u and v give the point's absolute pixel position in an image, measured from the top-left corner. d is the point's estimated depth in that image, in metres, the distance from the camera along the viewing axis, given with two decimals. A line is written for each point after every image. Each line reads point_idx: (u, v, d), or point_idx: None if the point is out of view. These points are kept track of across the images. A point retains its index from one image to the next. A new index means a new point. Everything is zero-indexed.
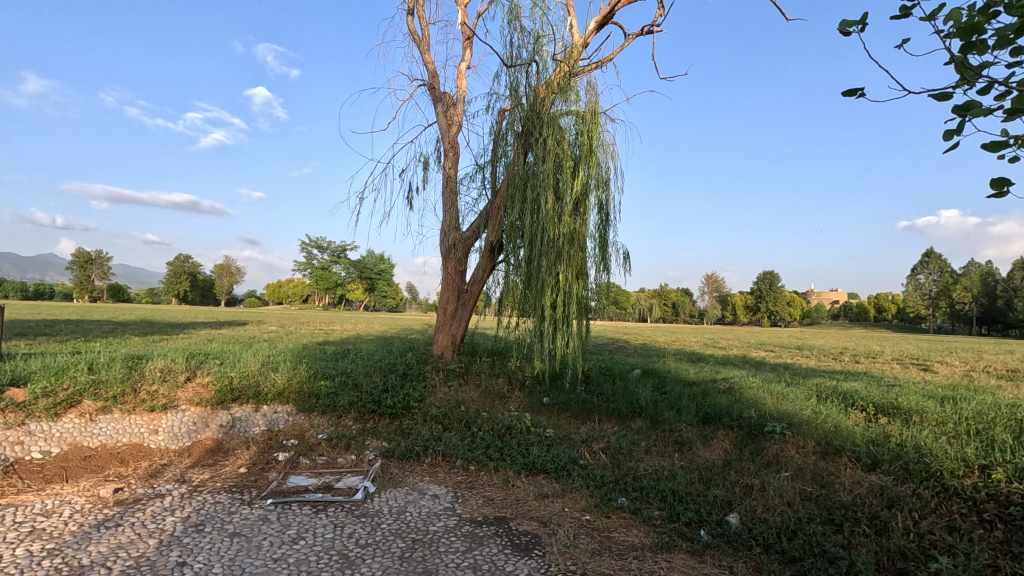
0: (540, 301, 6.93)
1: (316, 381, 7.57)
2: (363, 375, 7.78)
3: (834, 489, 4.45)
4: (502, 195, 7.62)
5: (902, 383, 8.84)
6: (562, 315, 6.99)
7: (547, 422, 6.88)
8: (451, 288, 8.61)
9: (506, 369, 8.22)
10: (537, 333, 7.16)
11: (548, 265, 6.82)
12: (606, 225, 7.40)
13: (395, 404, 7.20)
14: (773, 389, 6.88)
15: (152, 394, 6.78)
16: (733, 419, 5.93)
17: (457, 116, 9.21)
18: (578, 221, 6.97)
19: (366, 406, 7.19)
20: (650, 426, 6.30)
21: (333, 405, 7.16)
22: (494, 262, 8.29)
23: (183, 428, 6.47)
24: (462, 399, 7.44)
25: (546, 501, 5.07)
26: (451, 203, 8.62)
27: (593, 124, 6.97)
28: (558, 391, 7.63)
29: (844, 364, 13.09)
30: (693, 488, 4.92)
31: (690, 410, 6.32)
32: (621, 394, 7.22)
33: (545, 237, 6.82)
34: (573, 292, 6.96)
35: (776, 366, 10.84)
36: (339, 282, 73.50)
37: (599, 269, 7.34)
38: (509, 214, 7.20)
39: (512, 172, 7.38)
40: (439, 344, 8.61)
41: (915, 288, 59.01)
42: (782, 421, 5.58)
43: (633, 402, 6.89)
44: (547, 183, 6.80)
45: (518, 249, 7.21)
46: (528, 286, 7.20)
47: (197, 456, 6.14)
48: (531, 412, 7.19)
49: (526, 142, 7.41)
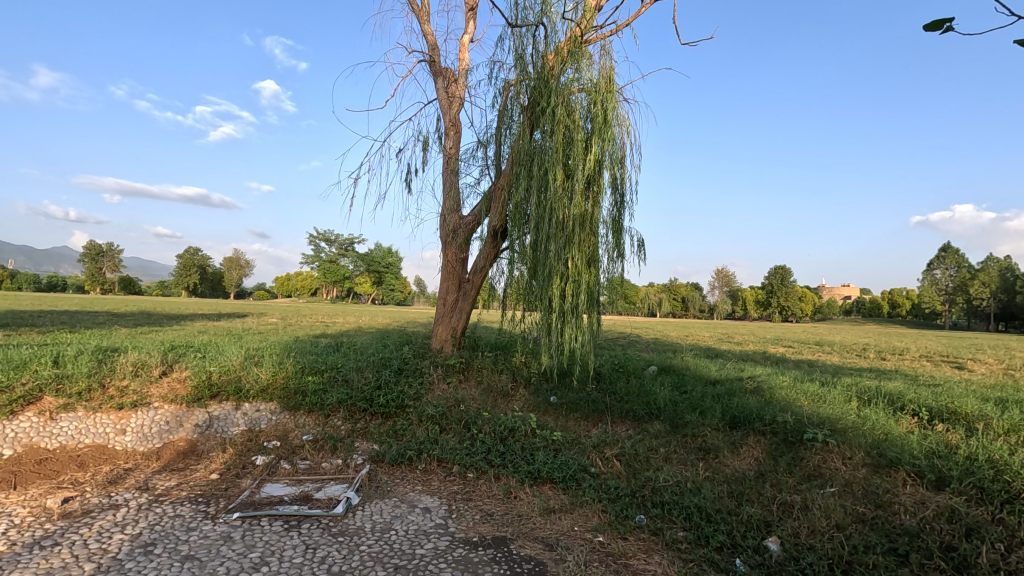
0: (547, 291, 6.28)
1: (304, 376, 6.96)
2: (355, 370, 7.16)
3: (894, 511, 3.78)
4: (507, 175, 6.95)
5: (943, 382, 8.08)
6: (572, 307, 6.34)
7: (554, 424, 6.25)
8: (452, 277, 7.97)
9: (510, 365, 7.56)
10: (544, 326, 6.50)
11: (557, 250, 6.13)
12: (620, 207, 6.69)
13: (389, 402, 6.62)
14: (808, 388, 6.16)
15: (122, 390, 6.21)
16: (765, 422, 5.19)
17: (459, 92, 8.52)
18: (589, 202, 6.28)
19: (356, 404, 6.60)
20: (669, 431, 5.64)
21: (320, 403, 6.58)
22: (498, 249, 7.62)
23: (154, 428, 5.89)
24: (462, 397, 6.82)
25: (552, 518, 4.43)
26: (452, 184, 7.96)
27: (608, 93, 6.25)
28: (567, 389, 6.95)
29: (871, 361, 12.31)
30: (723, 505, 4.26)
31: (715, 412, 5.61)
32: (637, 392, 6.54)
33: (553, 219, 6.12)
34: (584, 281, 6.29)
35: (800, 363, 10.10)
36: (346, 275, 73.09)
37: (613, 257, 6.67)
38: (515, 194, 6.53)
39: (517, 149, 6.70)
40: (438, 337, 7.98)
41: (932, 283, 57.67)
42: (824, 426, 4.86)
43: (650, 402, 6.22)
44: (556, 160, 6.11)
45: (524, 234, 6.56)
46: (536, 276, 6.56)
47: (166, 459, 5.54)
48: (536, 412, 6.54)
49: (533, 116, 6.72)
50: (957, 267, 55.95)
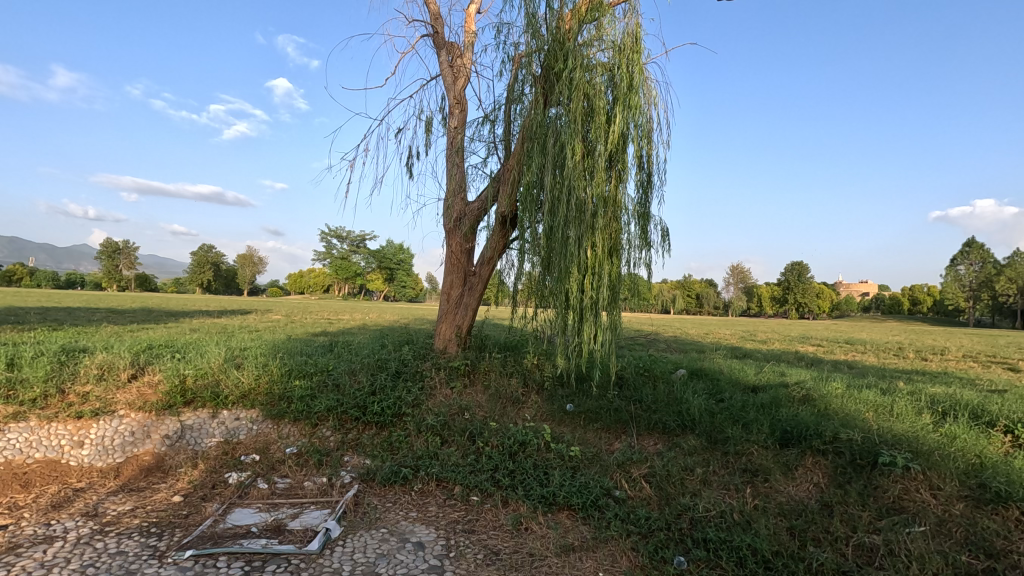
0: (563, 285, 5.49)
1: (290, 380, 6.23)
2: (347, 373, 6.41)
3: (1013, 565, 3.04)
4: (518, 154, 6.16)
5: (1010, 389, 7.14)
6: (593, 303, 5.53)
7: (571, 436, 5.48)
8: (456, 269, 7.18)
9: (521, 367, 6.77)
10: (560, 325, 5.72)
11: (575, 238, 5.33)
12: (647, 189, 5.87)
13: (384, 410, 5.89)
14: (866, 397, 5.31)
15: (83, 397, 5.53)
16: (825, 440, 4.35)
17: (465, 67, 7.73)
18: (612, 183, 5.47)
19: (347, 413, 5.87)
20: (707, 447, 4.84)
21: (307, 410, 5.86)
22: (508, 238, 6.82)
23: (115, 440, 5.20)
24: (467, 404, 6.07)
25: (572, 558, 3.64)
26: (456, 166, 7.17)
27: (635, 56, 5.42)
28: (585, 395, 6.15)
29: (910, 361, 11.36)
30: (784, 546, 3.46)
31: (761, 425, 4.76)
32: (665, 400, 5.71)
33: (570, 202, 5.32)
34: (605, 273, 5.48)
35: (838, 365, 9.19)
36: (357, 272, 72.72)
37: (639, 246, 5.86)
38: (526, 174, 5.73)
39: (528, 123, 5.88)
40: (441, 336, 7.20)
41: (956, 279, 55.88)
42: (901, 447, 4.02)
43: (682, 412, 5.40)
44: (574, 134, 5.31)
45: (536, 222, 5.77)
46: (551, 268, 5.77)
47: (126, 477, 4.84)
48: (550, 423, 5.77)
49: (547, 86, 5.91)
50: (982, 262, 54.16)
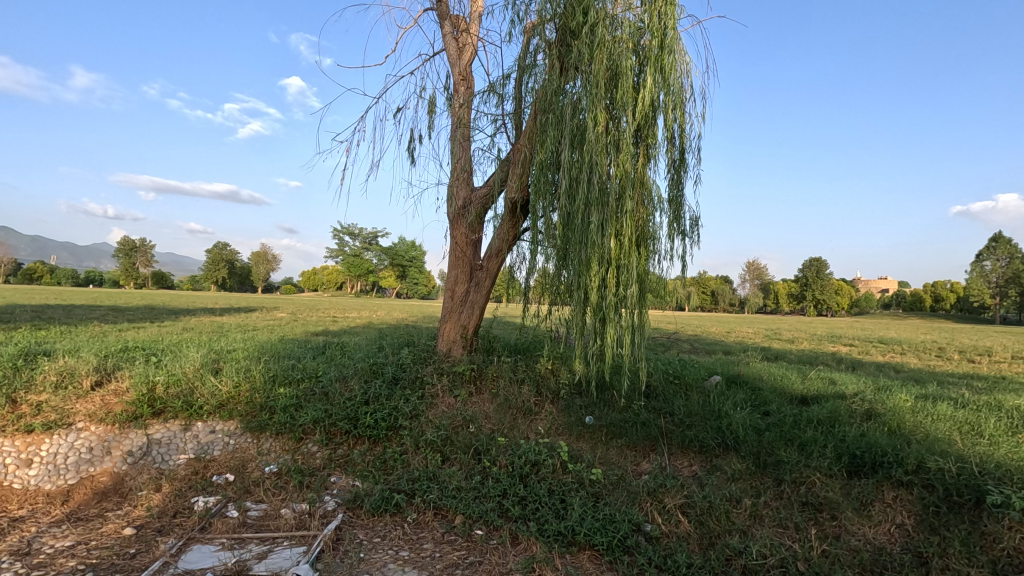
0: (582, 280, 4.74)
1: (274, 388, 5.55)
2: (338, 379, 5.70)
3: None
4: (530, 130, 5.41)
5: None
6: (618, 301, 4.77)
7: (592, 455, 4.74)
8: (461, 263, 6.44)
9: (534, 373, 6.02)
10: (578, 326, 4.97)
11: (596, 225, 4.57)
12: (680, 170, 5.09)
13: (378, 423, 5.20)
14: (943, 411, 4.48)
15: (38, 408, 4.92)
16: (908, 470, 3.56)
17: (471, 40, 6.97)
18: (640, 162, 4.72)
19: (337, 425, 5.18)
20: (754, 472, 4.06)
21: (291, 422, 5.18)
22: (519, 228, 6.07)
23: (69, 459, 4.58)
24: (472, 416, 5.37)
25: None
26: (461, 148, 6.43)
27: (669, 12, 4.63)
28: (606, 405, 5.39)
29: (959, 364, 10.40)
30: None
31: (822, 447, 3.98)
32: (701, 413, 4.93)
33: (591, 183, 4.57)
34: (632, 266, 4.72)
35: (885, 369, 8.30)
36: (369, 269, 72.42)
37: (670, 236, 5.10)
38: (539, 152, 4.97)
39: (541, 93, 5.12)
40: (444, 338, 6.45)
41: (983, 274, 54.04)
42: (1011, 483, 3.24)
43: (722, 427, 4.63)
44: (597, 104, 4.55)
45: (551, 208, 5.01)
46: (567, 261, 5.02)
47: (76, 502, 4.19)
48: (567, 438, 5.04)
49: (564, 52, 5.15)
50: (1010, 258, 52.31)
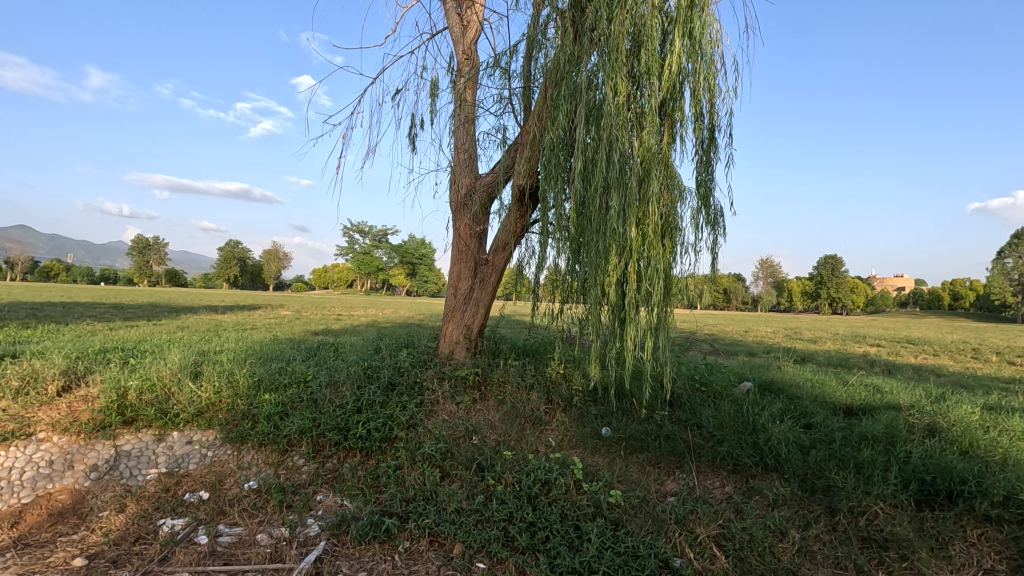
0: (599, 275, 4.19)
1: (258, 394, 5.06)
2: (329, 384, 5.20)
3: None
4: (540, 109, 4.86)
5: None
6: (639, 298, 4.22)
7: (610, 473, 4.18)
8: (464, 257, 5.90)
9: (544, 378, 5.48)
10: (594, 327, 4.41)
11: (616, 212, 4.01)
12: (710, 151, 4.52)
13: (370, 433, 4.69)
14: (1018, 427, 3.89)
15: None
16: (995, 505, 3.01)
17: (475, 16, 6.42)
18: (665, 141, 4.17)
19: (325, 436, 4.67)
20: (801, 497, 3.49)
21: (275, 433, 4.69)
22: (528, 218, 5.51)
23: (26, 474, 4.11)
24: (475, 426, 4.84)
25: None
26: (465, 132, 5.90)
27: None
28: (624, 415, 4.83)
29: (999, 367, 9.74)
30: None
31: (883, 471, 3.41)
32: (733, 425, 4.35)
33: (610, 165, 4.02)
34: (655, 259, 4.16)
35: (924, 374, 7.64)
36: (378, 266, 72.21)
37: (697, 225, 4.53)
38: (549, 130, 4.41)
39: (553, 65, 4.57)
40: (446, 340, 5.90)
41: (1005, 272, 52.59)
42: None
43: (758, 441, 4.05)
44: (617, 74, 3.99)
45: (563, 194, 4.46)
46: (582, 254, 4.47)
47: (26, 526, 3.71)
48: (582, 453, 4.49)
49: (578, 19, 4.60)
50: None
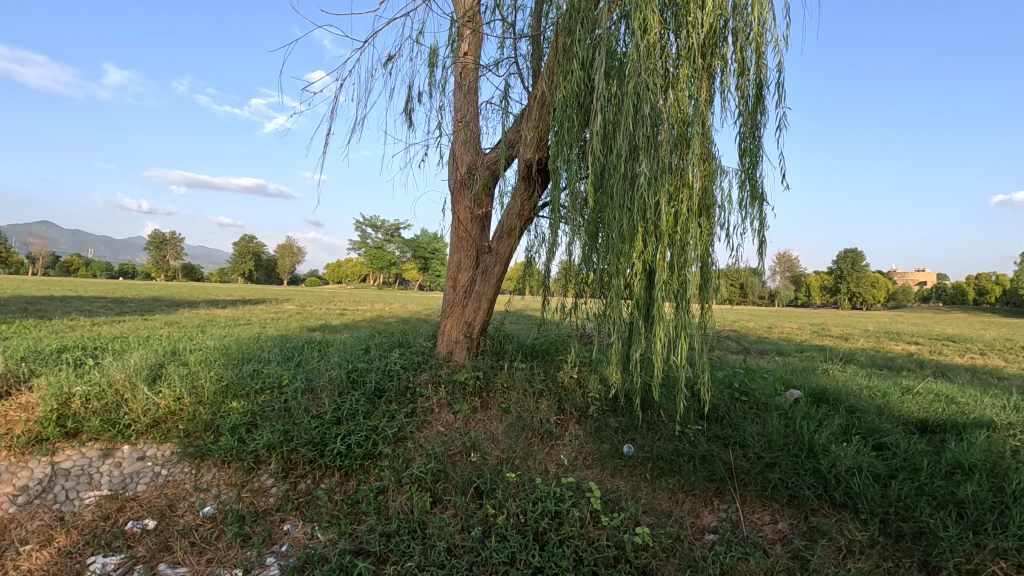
0: (621, 260, 3.43)
1: (225, 402, 4.39)
2: (307, 391, 4.51)
3: None
4: (551, 66, 4.10)
5: None
6: (672, 290, 3.44)
7: (634, 503, 3.44)
8: (465, 243, 5.15)
9: (555, 384, 4.72)
10: (616, 324, 3.65)
11: (643, 183, 3.25)
12: (757, 111, 3.68)
13: (351, 449, 3.99)
14: None
15: None
16: None
17: None
18: (703, 98, 3.38)
19: (297, 452, 3.98)
20: (885, 545, 2.73)
21: (240, 448, 4.00)
22: (537, 198, 4.74)
23: None
24: (474, 440, 4.12)
25: None
26: (465, 102, 5.15)
27: None
28: (650, 430, 4.08)
29: None
30: None
31: (998, 520, 2.65)
32: (785, 444, 3.58)
33: (636, 127, 3.26)
34: (693, 241, 3.39)
35: (986, 378, 6.77)
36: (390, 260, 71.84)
37: (739, 202, 3.75)
38: (562, 88, 3.65)
39: (566, 12, 3.80)
40: (444, 338, 5.14)
41: None
42: None
43: (820, 467, 3.28)
44: (645, 13, 3.23)
45: (579, 165, 3.69)
46: (601, 238, 3.71)
47: None
48: (601, 477, 3.74)
49: None
50: None
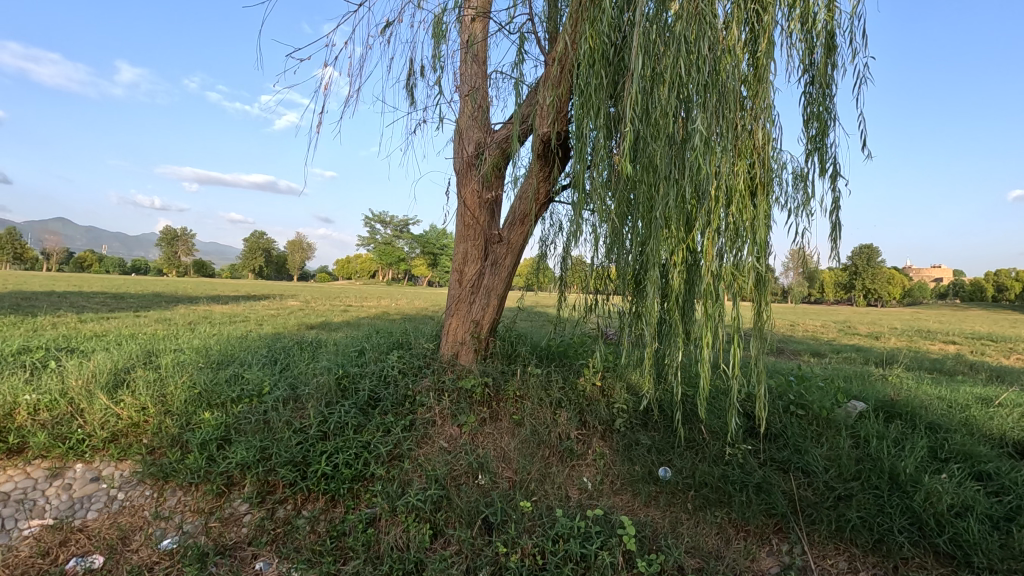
0: (662, 245, 2.79)
1: (197, 413, 3.82)
2: (290, 400, 3.92)
3: None
4: (575, 18, 3.46)
5: None
6: (726, 283, 2.80)
7: (677, 543, 2.81)
8: (472, 231, 4.53)
9: (576, 393, 4.09)
10: (652, 324, 3.01)
11: (693, 149, 2.61)
12: (826, 67, 3.03)
13: (338, 470, 3.40)
14: None
15: None
16: None
17: None
18: (766, 47, 2.74)
19: (276, 473, 3.40)
20: None
21: (210, 467, 3.43)
22: (554, 178, 4.10)
23: None
24: (482, 459, 3.51)
25: None
26: (473, 70, 4.51)
27: None
28: (689, 450, 3.45)
29: None
30: None
31: None
32: (861, 474, 3.00)
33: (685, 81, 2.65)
34: (751, 223, 2.75)
35: None
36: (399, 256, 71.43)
37: (803, 177, 3.11)
38: (589, 39, 3.01)
39: None
40: (449, 339, 4.53)
41: None
42: None
43: (913, 506, 2.72)
44: None
45: (609, 131, 3.06)
46: (635, 220, 3.08)
47: None
48: (633, 507, 3.12)
49: None
50: None
